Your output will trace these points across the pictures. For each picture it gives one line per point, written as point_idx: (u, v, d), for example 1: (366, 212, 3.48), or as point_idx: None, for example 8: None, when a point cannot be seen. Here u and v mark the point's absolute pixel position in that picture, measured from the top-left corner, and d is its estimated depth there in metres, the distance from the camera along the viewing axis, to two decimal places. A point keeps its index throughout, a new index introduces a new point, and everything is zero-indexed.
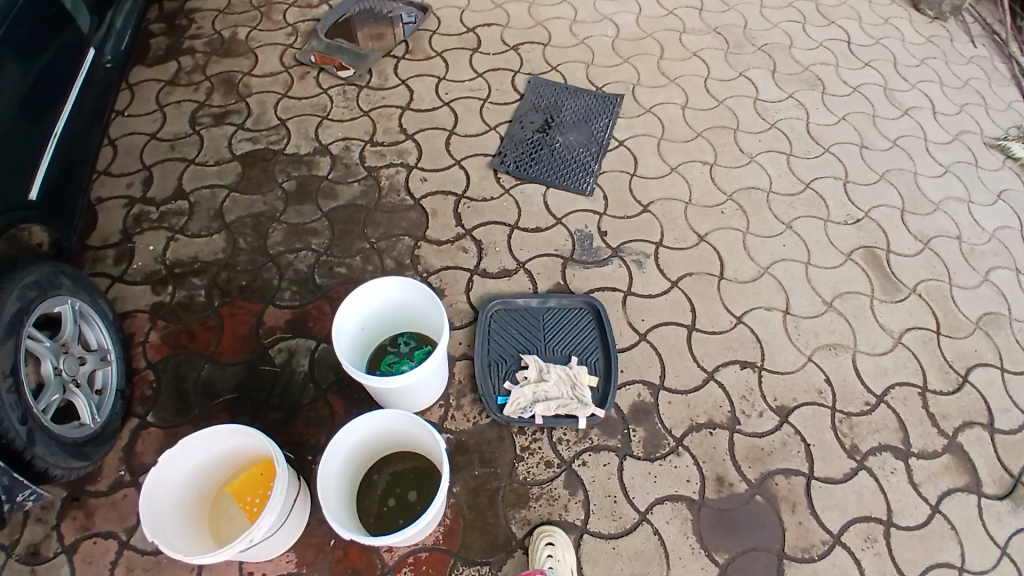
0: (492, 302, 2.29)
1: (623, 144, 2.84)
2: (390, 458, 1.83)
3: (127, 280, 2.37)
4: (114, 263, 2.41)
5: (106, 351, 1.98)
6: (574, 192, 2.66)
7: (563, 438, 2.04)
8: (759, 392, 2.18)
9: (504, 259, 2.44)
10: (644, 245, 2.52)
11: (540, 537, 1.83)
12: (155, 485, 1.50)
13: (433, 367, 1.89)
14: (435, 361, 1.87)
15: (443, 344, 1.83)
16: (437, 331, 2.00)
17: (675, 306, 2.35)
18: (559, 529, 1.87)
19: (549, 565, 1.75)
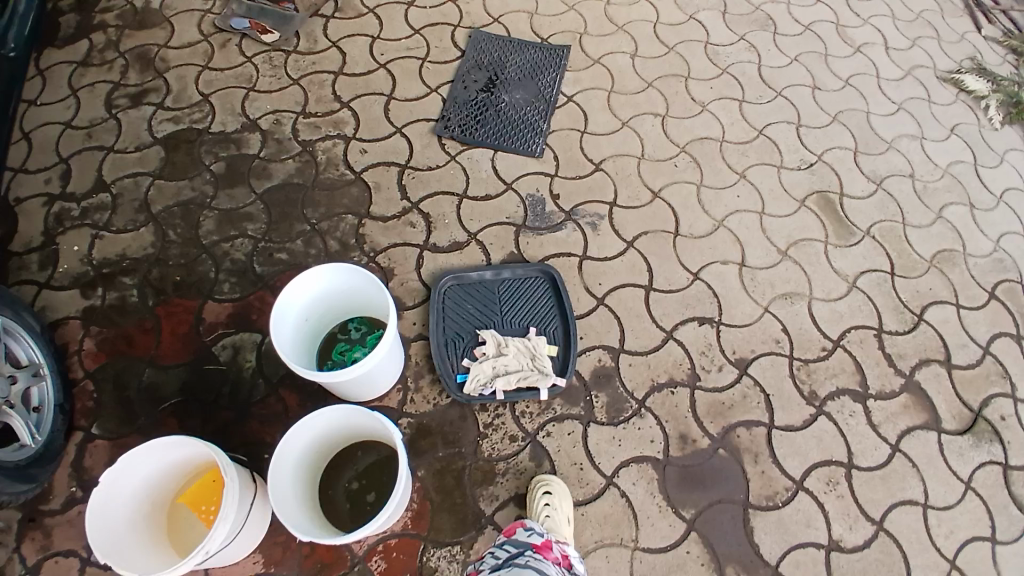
0: (444, 277, 2.22)
1: (571, 100, 2.73)
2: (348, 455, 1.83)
3: (53, 286, 2.21)
4: (39, 268, 2.24)
5: (38, 364, 1.85)
6: (524, 155, 2.56)
7: (525, 410, 2.02)
8: (719, 347, 2.18)
9: (454, 231, 2.35)
10: (598, 205, 2.45)
11: (537, 486, 1.85)
12: (100, 507, 1.43)
13: (384, 354, 1.84)
14: (386, 348, 1.82)
15: (392, 331, 1.77)
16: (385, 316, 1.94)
17: (632, 266, 2.32)
18: (555, 478, 1.89)
19: (546, 513, 1.77)
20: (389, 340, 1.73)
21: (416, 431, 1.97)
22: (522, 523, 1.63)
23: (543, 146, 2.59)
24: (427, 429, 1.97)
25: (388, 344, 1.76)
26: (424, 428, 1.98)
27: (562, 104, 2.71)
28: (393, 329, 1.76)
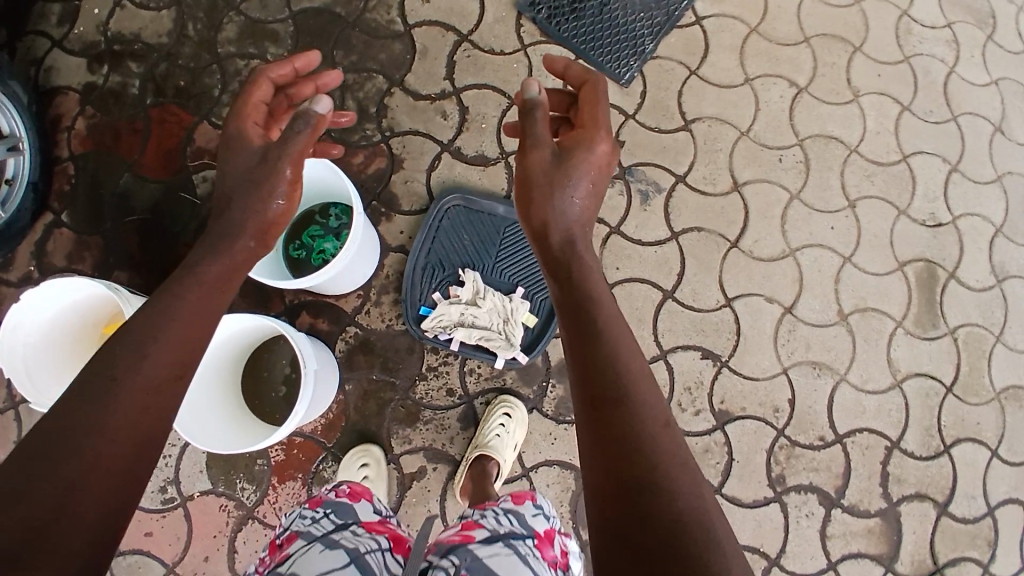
0: (451, 195, 1.93)
1: (699, 24, 2.12)
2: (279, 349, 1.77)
3: (65, 48, 2.01)
4: (58, 24, 2.02)
5: (18, 139, 1.82)
6: (608, 78, 2.08)
7: (474, 369, 1.88)
8: (709, 391, 1.91)
9: (486, 143, 2.00)
10: (661, 174, 2.02)
11: (497, 406, 1.83)
12: (19, 320, 1.48)
13: (347, 264, 1.68)
14: (348, 259, 1.65)
15: (351, 243, 1.59)
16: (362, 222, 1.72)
17: (662, 263, 1.97)
18: (519, 403, 1.85)
19: (497, 432, 1.78)
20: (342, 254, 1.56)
21: (360, 344, 1.87)
22: (534, 493, 1.29)
23: (636, 73, 2.08)
24: (370, 347, 1.87)
25: (345, 256, 1.59)
26: (368, 345, 1.87)
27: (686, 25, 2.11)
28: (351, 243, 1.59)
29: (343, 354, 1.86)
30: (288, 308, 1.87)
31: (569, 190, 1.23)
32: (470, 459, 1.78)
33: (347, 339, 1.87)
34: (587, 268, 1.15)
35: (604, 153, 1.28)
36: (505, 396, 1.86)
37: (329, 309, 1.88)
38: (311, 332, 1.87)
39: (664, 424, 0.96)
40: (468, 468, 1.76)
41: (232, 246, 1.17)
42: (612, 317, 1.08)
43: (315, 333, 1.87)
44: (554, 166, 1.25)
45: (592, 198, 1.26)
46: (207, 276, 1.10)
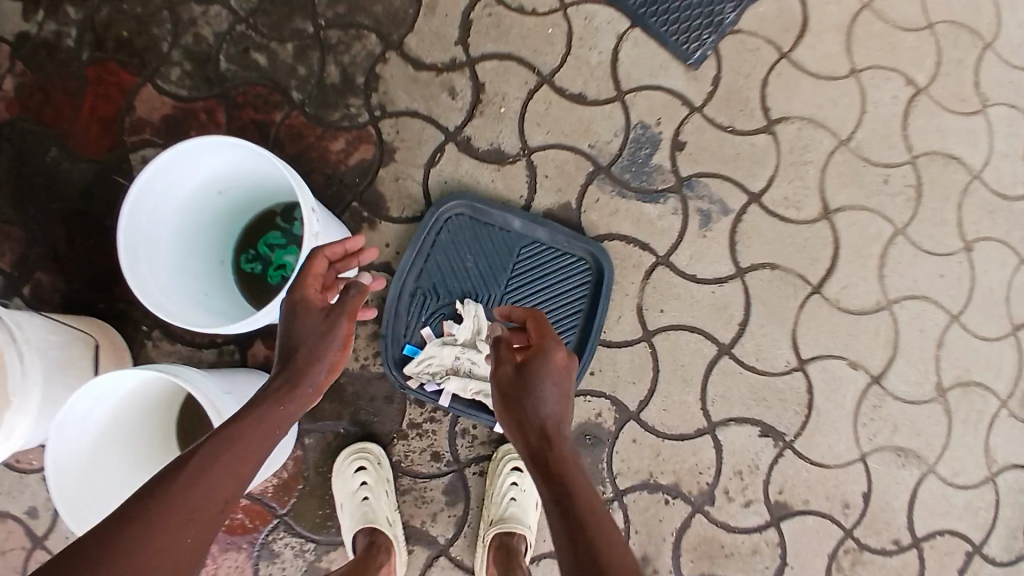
0: (455, 200, 1.47)
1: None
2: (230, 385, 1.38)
3: None
4: None
5: None
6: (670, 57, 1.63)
7: (469, 428, 1.49)
8: (765, 478, 1.58)
9: (505, 134, 1.56)
10: (731, 191, 1.63)
11: (501, 460, 1.45)
12: None
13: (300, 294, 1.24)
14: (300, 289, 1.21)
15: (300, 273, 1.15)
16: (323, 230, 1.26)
17: (720, 307, 1.59)
18: None
19: (511, 494, 1.40)
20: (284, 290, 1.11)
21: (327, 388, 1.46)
22: None
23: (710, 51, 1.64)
24: (340, 392, 1.47)
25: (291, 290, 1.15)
26: (337, 390, 1.46)
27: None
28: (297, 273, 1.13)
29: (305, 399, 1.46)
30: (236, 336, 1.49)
31: (535, 396, 1.01)
32: (487, 541, 1.37)
33: None
34: (564, 466, 0.95)
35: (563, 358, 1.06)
36: (518, 456, 1.47)
37: None
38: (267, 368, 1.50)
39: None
40: (488, 551, 1.35)
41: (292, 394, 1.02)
42: (590, 510, 0.89)
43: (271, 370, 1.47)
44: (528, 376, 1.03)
45: (566, 397, 1.04)
46: (270, 418, 0.98)
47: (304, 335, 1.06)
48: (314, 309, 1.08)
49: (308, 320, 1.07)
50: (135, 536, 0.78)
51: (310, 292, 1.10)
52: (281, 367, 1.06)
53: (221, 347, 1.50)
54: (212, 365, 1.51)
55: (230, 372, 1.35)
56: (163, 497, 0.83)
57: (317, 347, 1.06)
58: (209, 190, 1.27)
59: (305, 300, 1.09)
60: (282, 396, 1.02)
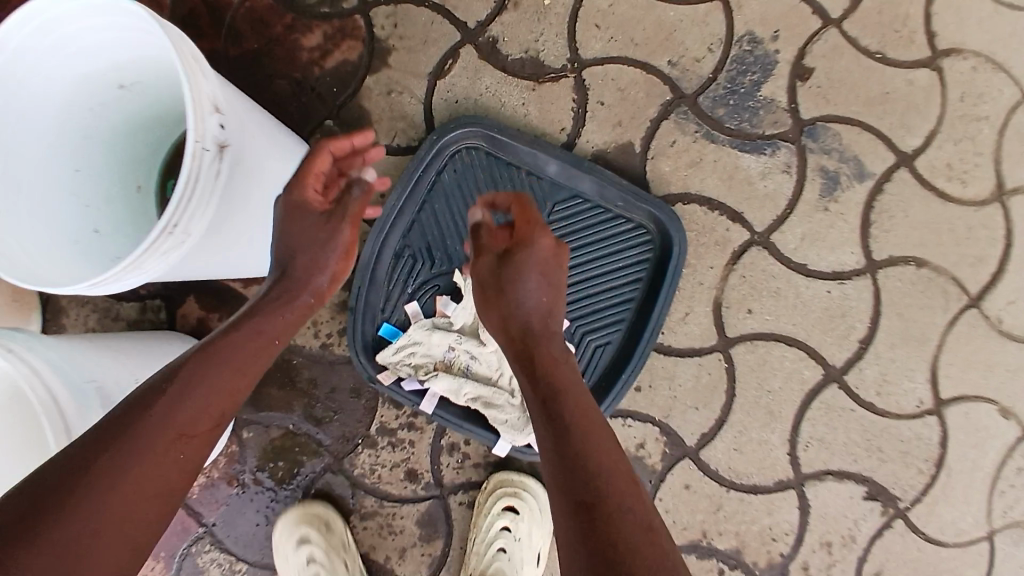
0: (468, 126, 1.02)
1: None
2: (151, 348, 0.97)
3: None
4: None
5: None
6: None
7: (460, 443, 1.08)
8: (864, 563, 1.11)
9: (548, 38, 1.08)
10: (872, 146, 1.10)
11: (496, 496, 1.05)
12: None
13: (206, 259, 0.78)
14: (199, 253, 0.74)
15: (188, 233, 0.67)
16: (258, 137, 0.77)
17: (831, 315, 1.10)
18: (539, 489, 1.08)
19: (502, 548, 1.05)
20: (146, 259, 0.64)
21: (274, 370, 1.06)
22: None
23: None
24: (292, 377, 1.07)
25: (170, 259, 0.68)
26: (288, 376, 1.06)
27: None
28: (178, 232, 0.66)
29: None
30: (166, 288, 1.07)
31: (513, 291, 0.75)
32: None
33: None
34: (554, 366, 0.71)
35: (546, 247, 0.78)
36: (528, 478, 1.08)
37: (232, 300, 1.08)
38: (200, 336, 1.08)
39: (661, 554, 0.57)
40: None
41: (295, 299, 0.75)
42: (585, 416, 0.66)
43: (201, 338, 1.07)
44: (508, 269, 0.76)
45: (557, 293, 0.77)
46: (269, 331, 0.72)
47: (298, 243, 0.77)
48: (313, 214, 0.78)
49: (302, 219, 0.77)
50: (100, 487, 0.57)
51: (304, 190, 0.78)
52: (275, 275, 0.77)
53: (144, 301, 1.08)
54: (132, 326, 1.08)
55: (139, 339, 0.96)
56: (146, 430, 0.61)
57: (310, 254, 0.77)
58: (104, 83, 0.80)
59: (297, 204, 0.78)
60: (280, 306, 0.74)
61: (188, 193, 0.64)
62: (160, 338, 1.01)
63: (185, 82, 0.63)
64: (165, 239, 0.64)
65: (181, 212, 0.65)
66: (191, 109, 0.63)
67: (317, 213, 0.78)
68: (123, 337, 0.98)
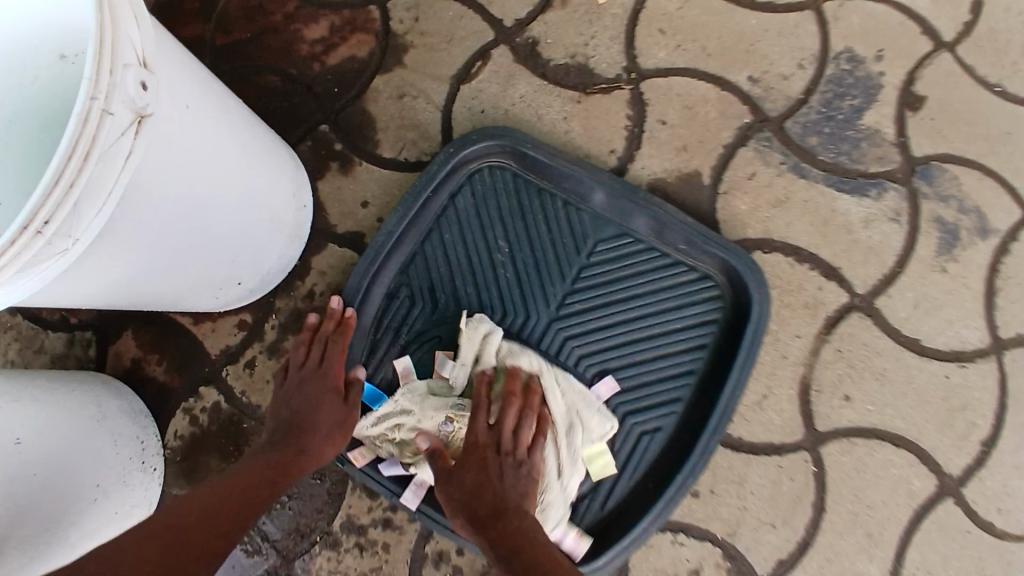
0: (492, 139, 0.81)
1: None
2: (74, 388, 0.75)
3: None
4: None
5: None
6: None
7: (450, 553, 0.83)
8: None
9: (601, 42, 0.88)
10: (1003, 194, 0.85)
11: None
12: None
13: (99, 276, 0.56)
14: (83, 265, 0.52)
15: (69, 237, 0.46)
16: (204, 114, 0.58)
17: (947, 408, 0.83)
18: None
19: None
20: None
21: (218, 434, 0.85)
22: None
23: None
24: (239, 447, 0.84)
25: (38, 274, 0.47)
26: (236, 444, 0.84)
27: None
28: (53, 235, 0.45)
29: (183, 443, 0.85)
30: (100, 318, 0.87)
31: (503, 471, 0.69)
32: None
33: (195, 419, 0.85)
34: (522, 517, 0.66)
35: (527, 415, 0.72)
36: None
37: (176, 339, 0.86)
38: (133, 382, 0.86)
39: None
40: None
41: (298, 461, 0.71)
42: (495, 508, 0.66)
43: (138, 384, 0.86)
44: (482, 429, 0.70)
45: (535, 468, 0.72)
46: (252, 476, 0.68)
47: (300, 415, 0.73)
48: (315, 390, 0.74)
49: (304, 392, 0.74)
50: None
51: (311, 355, 0.76)
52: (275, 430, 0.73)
53: (74, 332, 0.87)
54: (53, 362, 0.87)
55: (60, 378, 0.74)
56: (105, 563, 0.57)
57: (312, 421, 0.72)
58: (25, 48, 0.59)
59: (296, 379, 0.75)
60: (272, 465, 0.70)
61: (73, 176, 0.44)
62: (91, 383, 0.78)
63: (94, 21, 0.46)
64: (28, 242, 0.43)
65: (59, 205, 0.44)
66: (98, 56, 0.45)
67: (322, 385, 0.75)
68: (38, 374, 0.74)
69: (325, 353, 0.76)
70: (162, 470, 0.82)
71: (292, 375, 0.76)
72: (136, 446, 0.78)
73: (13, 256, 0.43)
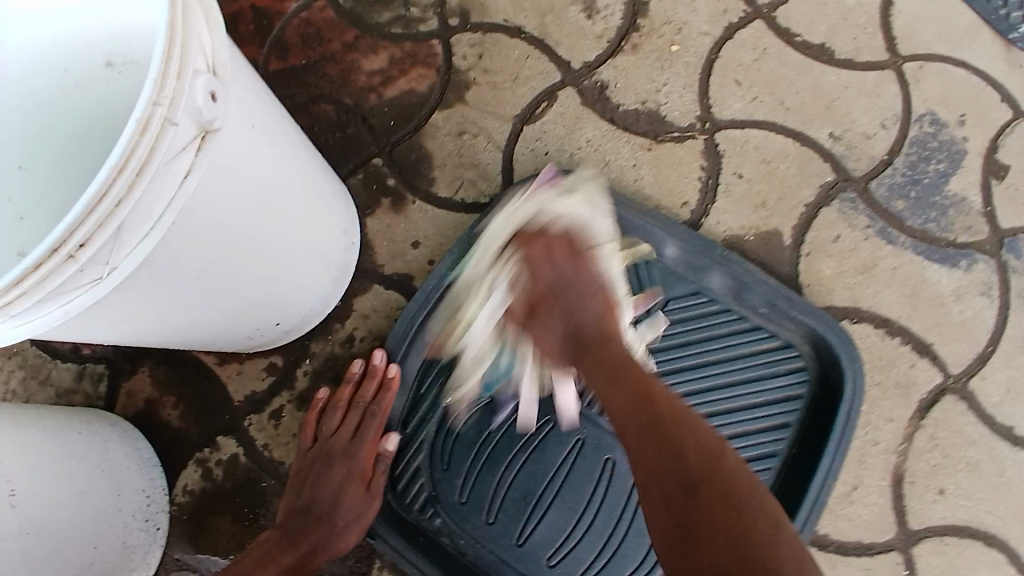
0: (558, 185, 0.75)
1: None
2: (88, 431, 0.68)
3: None
4: None
5: None
6: (980, 18, 0.83)
7: None
8: None
9: (675, 89, 0.83)
10: None
11: None
12: None
13: (138, 311, 0.50)
14: (122, 298, 0.46)
15: (108, 264, 0.41)
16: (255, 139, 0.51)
17: None
18: None
19: None
20: (10, 293, 0.37)
21: (233, 493, 0.77)
22: None
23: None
24: (255, 509, 0.77)
25: (67, 302, 0.41)
26: (251, 507, 0.77)
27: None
28: (87, 261, 0.39)
29: (192, 500, 0.77)
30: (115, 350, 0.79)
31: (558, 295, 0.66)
32: None
33: (207, 473, 0.77)
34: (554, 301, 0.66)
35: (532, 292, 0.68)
36: None
37: (197, 381, 0.79)
38: (144, 424, 0.78)
39: (780, 526, 0.50)
40: None
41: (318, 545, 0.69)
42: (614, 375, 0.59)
43: (149, 427, 0.78)
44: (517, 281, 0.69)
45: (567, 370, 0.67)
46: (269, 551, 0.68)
47: (316, 503, 0.70)
48: (334, 477, 0.71)
49: (326, 473, 0.71)
50: None
51: (342, 426, 0.73)
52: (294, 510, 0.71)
53: (86, 363, 0.79)
54: (59, 398, 0.79)
55: (71, 424, 0.66)
56: None
57: (328, 511, 0.70)
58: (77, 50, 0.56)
59: (319, 453, 0.72)
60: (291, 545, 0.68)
61: (121, 195, 0.38)
62: (102, 426, 0.70)
63: (165, 19, 0.40)
64: (58, 267, 0.37)
65: (99, 228, 0.38)
66: (165, 59, 0.39)
67: (343, 471, 0.71)
68: (53, 411, 0.67)
69: (359, 424, 0.73)
70: (166, 529, 0.75)
71: (319, 446, 0.72)
72: (141, 504, 0.71)
73: (37, 280, 0.37)
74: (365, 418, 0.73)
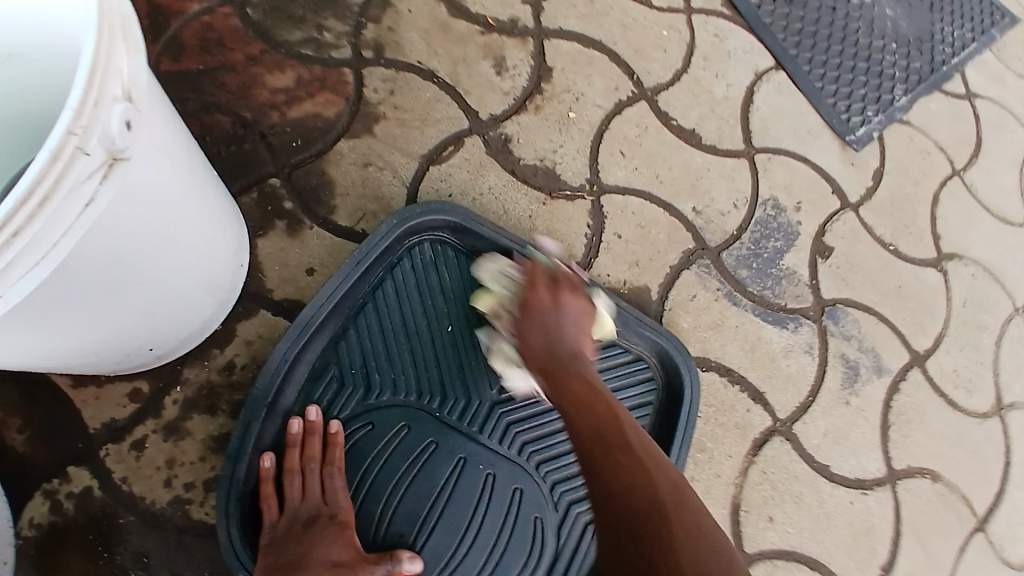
0: (440, 213, 0.80)
1: (959, 106, 1.13)
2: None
3: None
4: None
5: None
6: (824, 121, 1.05)
7: None
8: None
9: (569, 151, 0.92)
10: (888, 339, 1.00)
11: None
12: None
13: (9, 335, 0.46)
14: None
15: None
16: (160, 160, 0.50)
17: (840, 526, 0.93)
18: None
19: None
20: None
21: (84, 529, 0.71)
22: None
23: (899, 115, 1.09)
24: (110, 547, 0.71)
25: None
26: (104, 544, 0.71)
27: (957, 94, 1.13)
28: None
29: (38, 534, 0.70)
30: None
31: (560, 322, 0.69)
32: None
33: (57, 506, 0.71)
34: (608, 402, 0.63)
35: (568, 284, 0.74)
36: None
37: (47, 402, 0.73)
38: None
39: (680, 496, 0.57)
40: None
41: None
42: (585, 396, 0.63)
43: None
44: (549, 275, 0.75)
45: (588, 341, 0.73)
46: None
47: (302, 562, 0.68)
48: (322, 530, 0.70)
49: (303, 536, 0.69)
50: None
51: (309, 489, 0.72)
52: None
53: None
54: None
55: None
56: None
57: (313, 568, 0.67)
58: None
59: (294, 517, 0.71)
60: None
61: (20, 227, 0.36)
62: None
63: (90, 47, 0.40)
64: None
65: None
66: (86, 86, 0.39)
67: (326, 522, 0.71)
68: None
69: (324, 487, 0.73)
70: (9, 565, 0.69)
71: (290, 513, 0.71)
72: None
73: None
74: (322, 472, 0.73)
